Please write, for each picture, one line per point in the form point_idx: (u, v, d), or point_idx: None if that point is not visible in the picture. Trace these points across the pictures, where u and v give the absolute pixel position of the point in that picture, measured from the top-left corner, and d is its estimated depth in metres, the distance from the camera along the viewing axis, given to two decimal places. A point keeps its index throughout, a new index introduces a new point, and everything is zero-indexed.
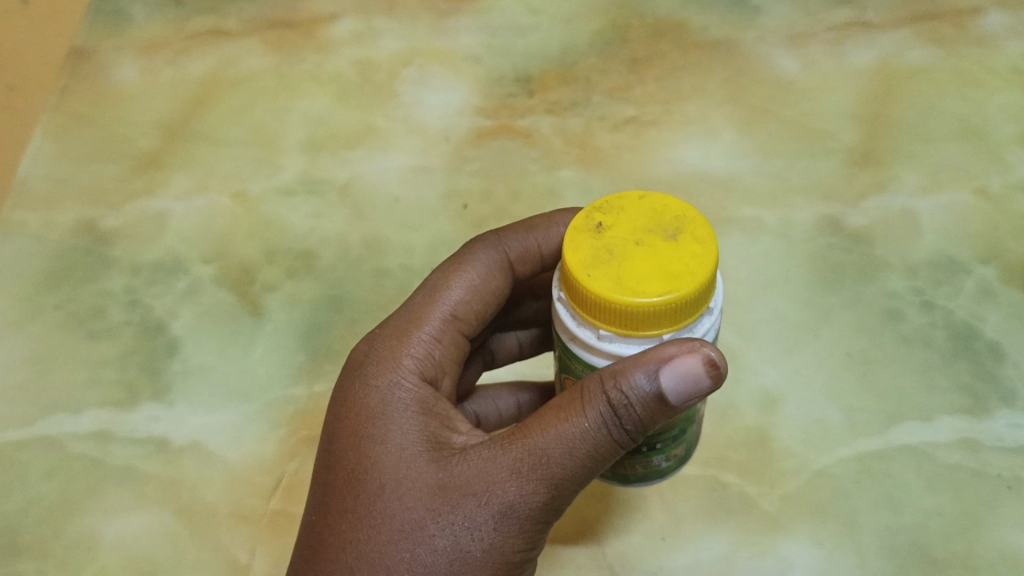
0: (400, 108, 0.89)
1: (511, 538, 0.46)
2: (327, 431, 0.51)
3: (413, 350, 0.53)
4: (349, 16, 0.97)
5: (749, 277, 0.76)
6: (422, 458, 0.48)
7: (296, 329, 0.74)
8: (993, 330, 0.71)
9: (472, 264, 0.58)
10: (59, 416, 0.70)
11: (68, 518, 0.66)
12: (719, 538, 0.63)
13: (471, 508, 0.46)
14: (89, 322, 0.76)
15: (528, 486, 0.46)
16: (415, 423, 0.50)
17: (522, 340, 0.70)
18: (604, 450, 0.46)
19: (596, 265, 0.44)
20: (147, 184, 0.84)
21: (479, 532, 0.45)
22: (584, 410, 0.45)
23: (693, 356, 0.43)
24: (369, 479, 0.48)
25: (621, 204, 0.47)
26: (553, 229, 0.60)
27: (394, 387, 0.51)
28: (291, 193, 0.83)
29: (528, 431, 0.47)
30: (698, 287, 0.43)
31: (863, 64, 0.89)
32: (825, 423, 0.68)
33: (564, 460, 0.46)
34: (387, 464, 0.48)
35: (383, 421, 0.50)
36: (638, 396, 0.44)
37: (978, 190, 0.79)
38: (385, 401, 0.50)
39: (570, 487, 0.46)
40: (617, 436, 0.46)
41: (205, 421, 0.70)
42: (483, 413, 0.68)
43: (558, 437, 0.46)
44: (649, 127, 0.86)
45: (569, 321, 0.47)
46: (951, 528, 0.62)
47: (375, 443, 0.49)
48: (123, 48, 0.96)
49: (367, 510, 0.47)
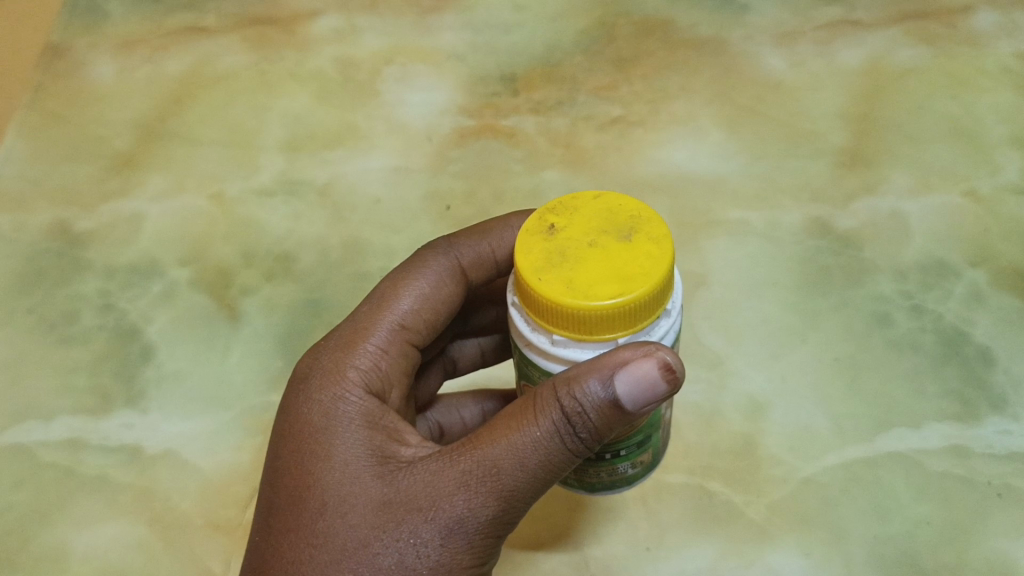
0: (381, 107, 0.87)
1: (459, 554, 0.44)
2: (270, 448, 0.50)
3: (359, 361, 0.52)
4: (330, 13, 0.95)
5: (735, 281, 0.75)
6: (367, 473, 0.46)
7: (274, 334, 0.73)
8: (983, 335, 0.70)
9: (423, 271, 0.56)
10: (30, 424, 0.68)
11: (38, 529, 0.64)
12: (705, 548, 0.62)
13: (417, 523, 0.44)
14: (62, 326, 0.74)
15: (477, 500, 0.44)
16: (360, 436, 0.48)
17: (483, 347, 0.68)
18: (556, 459, 0.45)
19: (547, 268, 0.43)
20: (123, 184, 0.83)
21: (426, 548, 0.44)
22: (537, 419, 0.44)
23: (648, 360, 0.42)
24: (312, 495, 0.46)
25: (574, 205, 0.46)
26: (505, 233, 0.59)
27: (339, 401, 0.50)
28: (269, 194, 0.81)
29: (478, 442, 0.45)
30: (652, 288, 0.42)
31: (851, 63, 0.88)
32: (812, 430, 0.67)
33: (515, 472, 0.44)
34: (329, 480, 0.46)
35: (327, 437, 0.48)
36: (593, 403, 0.43)
37: (969, 192, 0.78)
38: (329, 415, 0.49)
39: (521, 499, 0.45)
40: (572, 444, 0.45)
41: (179, 429, 0.68)
42: (445, 423, 0.67)
43: (508, 446, 0.45)
44: (635, 127, 0.84)
45: (523, 325, 0.45)
46: (940, 538, 0.61)
47: (317, 458, 0.47)
48: (99, 45, 0.94)
49: (308, 528, 0.45)
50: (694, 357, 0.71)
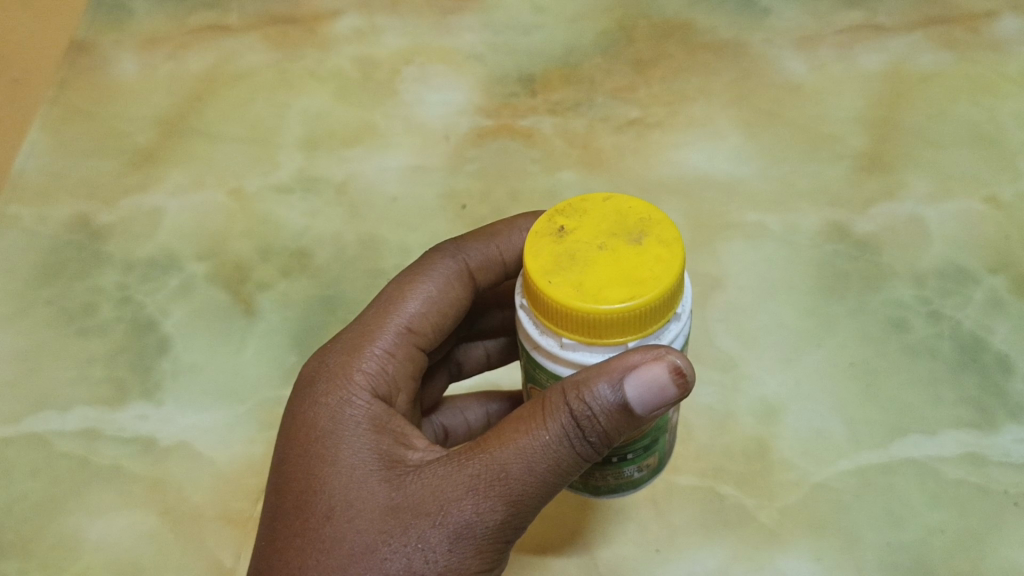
0: (400, 106, 0.87)
1: (468, 559, 0.44)
2: (277, 452, 0.50)
3: (365, 366, 0.52)
4: (350, 13, 0.95)
5: (751, 284, 0.74)
6: (374, 477, 0.46)
7: (289, 329, 0.73)
8: (1001, 342, 0.69)
9: (430, 276, 0.56)
10: (47, 414, 0.69)
11: (53, 517, 0.65)
12: (716, 552, 0.62)
13: (424, 528, 0.44)
14: (80, 318, 0.75)
15: (484, 505, 0.44)
16: (367, 440, 0.48)
17: (489, 350, 0.68)
18: (564, 463, 0.45)
19: (557, 270, 0.43)
20: (144, 180, 0.83)
21: (433, 554, 0.44)
22: (545, 423, 0.44)
23: (658, 364, 0.42)
24: (319, 499, 0.46)
25: (584, 207, 0.46)
26: (515, 236, 0.59)
27: (345, 405, 0.50)
28: (287, 191, 0.82)
29: (486, 446, 0.45)
30: (663, 292, 0.42)
31: (872, 68, 0.87)
32: (826, 435, 0.66)
33: (523, 476, 0.44)
34: (336, 485, 0.46)
35: (334, 441, 0.48)
36: (603, 407, 0.43)
37: (989, 199, 0.77)
38: (336, 418, 0.49)
39: (530, 505, 0.45)
40: (581, 448, 0.45)
41: (193, 421, 0.69)
42: (450, 426, 0.67)
43: (516, 451, 0.45)
44: (653, 129, 0.84)
45: (531, 328, 0.45)
46: (955, 546, 0.60)
47: (324, 460, 0.48)
48: (124, 42, 0.94)
49: (314, 531, 0.45)
50: (707, 359, 0.71)
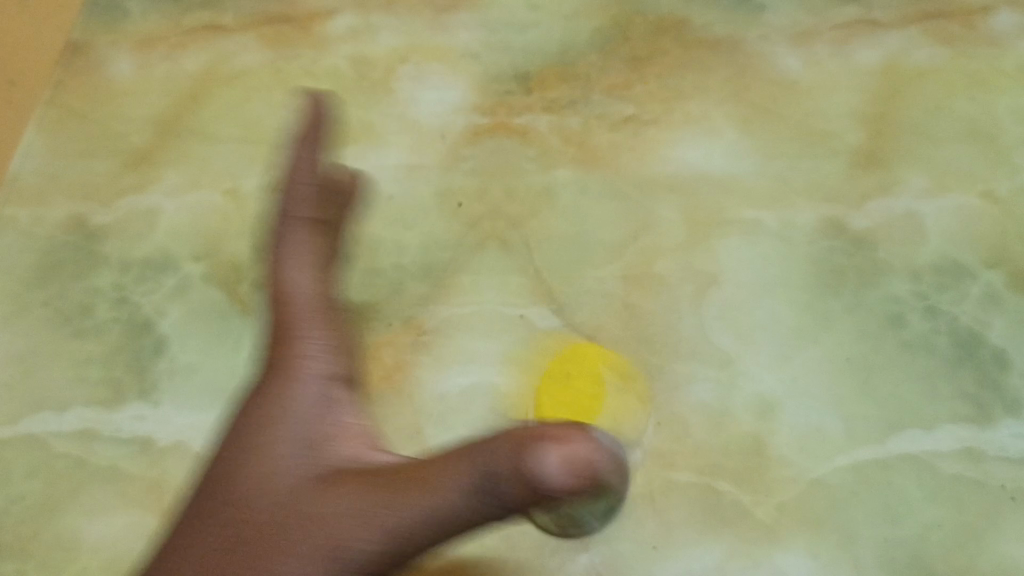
0: (395, 104, 0.86)
1: (421, 535, 0.54)
2: (238, 427, 0.64)
3: (332, 507, 0.56)
4: (345, 11, 0.91)
5: (748, 281, 0.74)
6: (336, 493, 0.57)
7: (286, 329, 0.74)
8: (998, 337, 0.70)
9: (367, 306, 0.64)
10: (44, 415, 0.71)
11: (52, 516, 0.67)
12: (712, 549, 0.63)
13: (384, 513, 0.55)
14: (76, 319, 0.75)
15: (438, 500, 0.53)
16: (338, 500, 0.57)
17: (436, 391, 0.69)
18: (490, 503, 0.52)
19: None
20: (139, 180, 0.83)
21: (390, 527, 0.54)
22: (473, 461, 0.53)
23: (580, 445, 0.50)
24: (289, 478, 0.59)
25: None
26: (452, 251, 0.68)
27: (315, 508, 0.57)
28: (281, 190, 0.81)
29: (428, 477, 0.55)
30: None
31: (869, 64, 0.85)
32: (823, 431, 0.67)
33: (458, 489, 0.53)
34: (307, 500, 0.58)
35: (299, 520, 0.57)
36: (542, 479, 0.50)
37: (985, 194, 0.77)
38: (297, 514, 0.57)
39: (465, 509, 0.53)
40: (505, 501, 0.52)
41: (190, 421, 0.70)
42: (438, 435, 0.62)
43: (453, 472, 0.54)
44: (648, 126, 0.83)
45: None
46: (951, 542, 0.63)
47: (279, 438, 0.62)
48: (120, 43, 0.91)
49: (242, 519, 0.58)
50: (704, 356, 0.71)
